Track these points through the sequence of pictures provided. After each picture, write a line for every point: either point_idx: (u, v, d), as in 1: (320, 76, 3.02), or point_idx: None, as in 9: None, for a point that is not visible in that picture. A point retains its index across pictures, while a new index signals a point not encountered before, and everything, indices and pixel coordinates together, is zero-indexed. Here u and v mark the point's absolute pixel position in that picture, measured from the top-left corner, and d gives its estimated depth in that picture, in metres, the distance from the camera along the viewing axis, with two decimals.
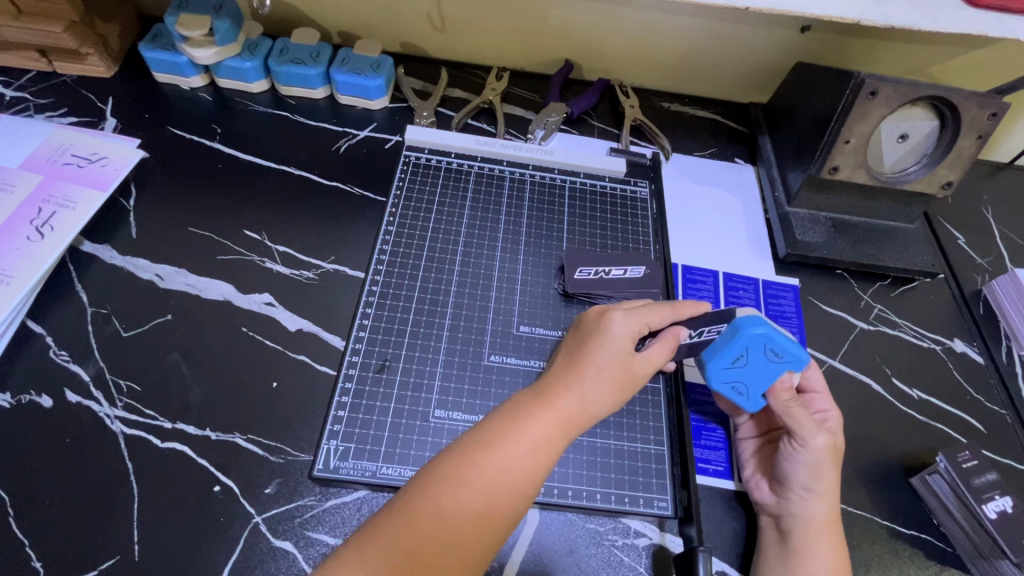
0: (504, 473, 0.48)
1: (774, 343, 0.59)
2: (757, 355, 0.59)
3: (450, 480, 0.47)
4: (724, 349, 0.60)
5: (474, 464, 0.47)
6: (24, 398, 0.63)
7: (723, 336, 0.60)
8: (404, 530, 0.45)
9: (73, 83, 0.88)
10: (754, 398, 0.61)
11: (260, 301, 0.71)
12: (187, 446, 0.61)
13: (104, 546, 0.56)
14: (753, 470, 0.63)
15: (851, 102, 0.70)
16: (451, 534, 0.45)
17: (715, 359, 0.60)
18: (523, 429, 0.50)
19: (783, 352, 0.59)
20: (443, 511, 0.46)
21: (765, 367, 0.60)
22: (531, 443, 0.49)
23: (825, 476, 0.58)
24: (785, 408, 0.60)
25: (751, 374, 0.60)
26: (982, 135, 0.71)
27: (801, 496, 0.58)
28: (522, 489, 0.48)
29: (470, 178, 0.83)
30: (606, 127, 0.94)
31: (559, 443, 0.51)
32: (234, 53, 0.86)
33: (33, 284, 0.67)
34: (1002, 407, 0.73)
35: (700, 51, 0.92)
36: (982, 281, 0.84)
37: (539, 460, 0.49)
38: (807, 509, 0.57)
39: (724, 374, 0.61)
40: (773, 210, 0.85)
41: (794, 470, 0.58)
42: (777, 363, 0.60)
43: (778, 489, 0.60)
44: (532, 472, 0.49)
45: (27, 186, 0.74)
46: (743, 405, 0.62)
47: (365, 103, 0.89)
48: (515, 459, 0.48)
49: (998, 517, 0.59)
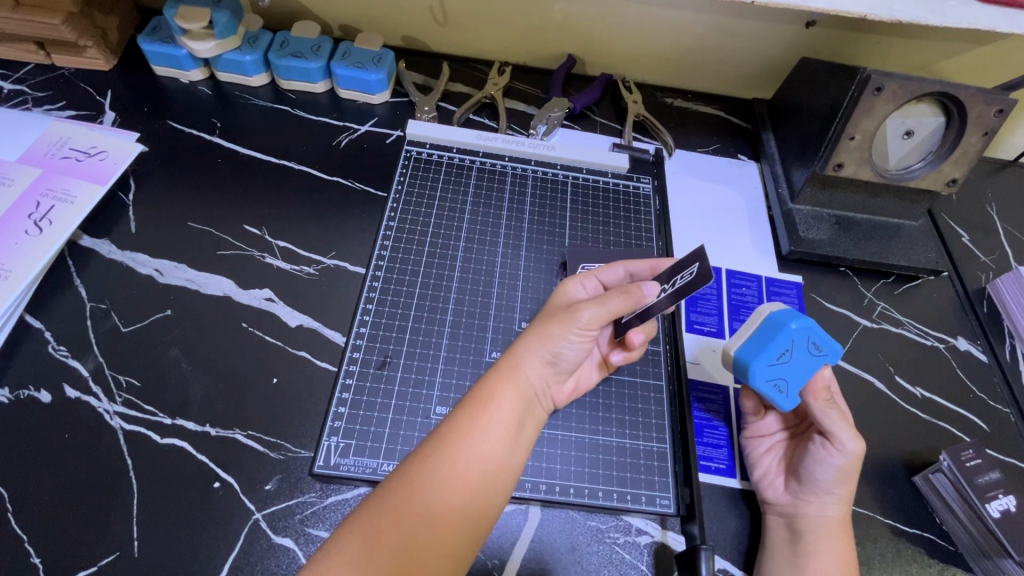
0: (472, 455, 0.48)
1: (817, 336, 0.59)
2: (799, 349, 0.59)
3: (419, 470, 0.47)
4: (769, 344, 0.59)
5: (442, 451, 0.47)
6: (22, 394, 0.62)
7: (766, 332, 0.60)
8: (386, 527, 0.44)
9: (72, 76, 0.87)
10: (792, 397, 0.60)
11: (260, 297, 0.71)
12: (186, 443, 0.61)
13: (103, 542, 0.55)
14: (767, 470, 0.62)
15: (857, 98, 0.69)
16: (431, 522, 0.45)
17: (760, 356, 0.60)
18: (485, 408, 0.50)
19: (824, 344, 0.59)
20: (419, 500, 0.45)
21: (807, 363, 0.59)
22: (494, 422, 0.50)
23: (850, 481, 0.59)
24: (825, 411, 0.59)
25: (793, 371, 0.60)
26: (988, 131, 0.70)
27: (822, 499, 0.59)
28: (492, 468, 0.48)
29: (471, 173, 0.83)
30: (608, 123, 0.93)
31: (520, 415, 0.52)
32: (234, 46, 0.85)
33: (32, 278, 0.67)
34: (1005, 406, 0.72)
35: (703, 46, 0.91)
36: (985, 279, 0.83)
37: (504, 437, 0.50)
38: (825, 512, 0.58)
39: (766, 372, 0.60)
40: (776, 206, 0.84)
41: (822, 474, 0.59)
42: (817, 358, 0.59)
43: (796, 491, 0.59)
44: (500, 447, 0.49)
45: (25, 180, 0.73)
46: (780, 404, 0.60)
47: (365, 97, 0.89)
48: (481, 440, 0.49)
49: (1001, 517, 0.58)
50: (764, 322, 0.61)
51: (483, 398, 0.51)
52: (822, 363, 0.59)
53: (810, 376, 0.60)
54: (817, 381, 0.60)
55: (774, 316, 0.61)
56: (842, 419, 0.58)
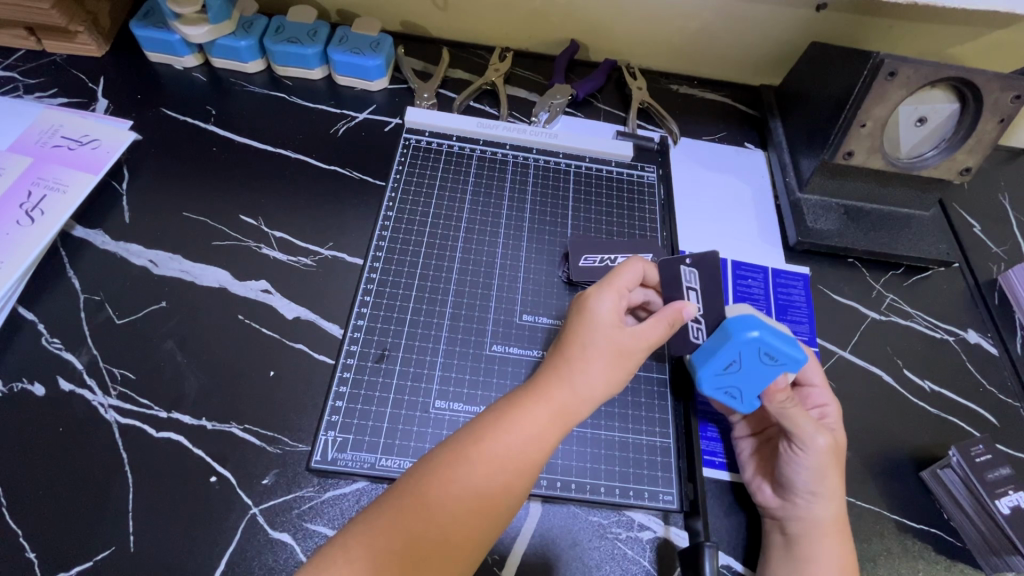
0: (500, 465, 0.47)
1: (769, 348, 0.55)
2: (751, 360, 0.56)
3: (440, 474, 0.46)
4: (717, 354, 0.57)
5: (465, 460, 0.47)
6: (15, 386, 0.61)
7: (716, 341, 0.58)
8: (400, 523, 0.44)
9: (63, 63, 0.86)
10: (749, 402, 0.58)
11: (256, 288, 0.69)
12: (181, 436, 0.60)
13: (99, 537, 0.55)
14: (754, 472, 0.61)
15: (869, 82, 0.67)
16: (446, 528, 0.45)
17: (706, 366, 0.58)
18: (515, 417, 0.49)
19: (779, 356, 0.55)
20: (436, 504, 0.45)
21: (760, 372, 0.57)
22: (524, 438, 0.48)
23: (829, 476, 0.56)
24: (785, 414, 0.56)
25: (745, 379, 0.57)
26: (1005, 118, 0.68)
27: (805, 499, 0.56)
28: (516, 484, 0.48)
29: (470, 161, 0.81)
30: (612, 109, 0.91)
31: (557, 435, 0.50)
32: (228, 31, 0.83)
33: (24, 270, 0.66)
34: (1015, 399, 0.71)
35: (709, 31, 0.89)
36: (997, 270, 0.81)
37: (536, 454, 0.48)
38: (811, 512, 0.56)
39: (716, 381, 0.58)
40: (784, 196, 0.83)
41: (797, 474, 0.56)
42: (772, 367, 0.56)
43: (780, 491, 0.58)
44: (529, 462, 0.48)
45: (17, 169, 0.72)
46: (738, 409, 0.59)
47: (363, 84, 0.87)
48: (510, 451, 0.48)
49: (1012, 513, 0.57)
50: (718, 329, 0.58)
51: (513, 408, 0.50)
52: (780, 372, 0.56)
53: (765, 385, 0.57)
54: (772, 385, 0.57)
55: (726, 325, 0.58)
56: (800, 414, 0.56)
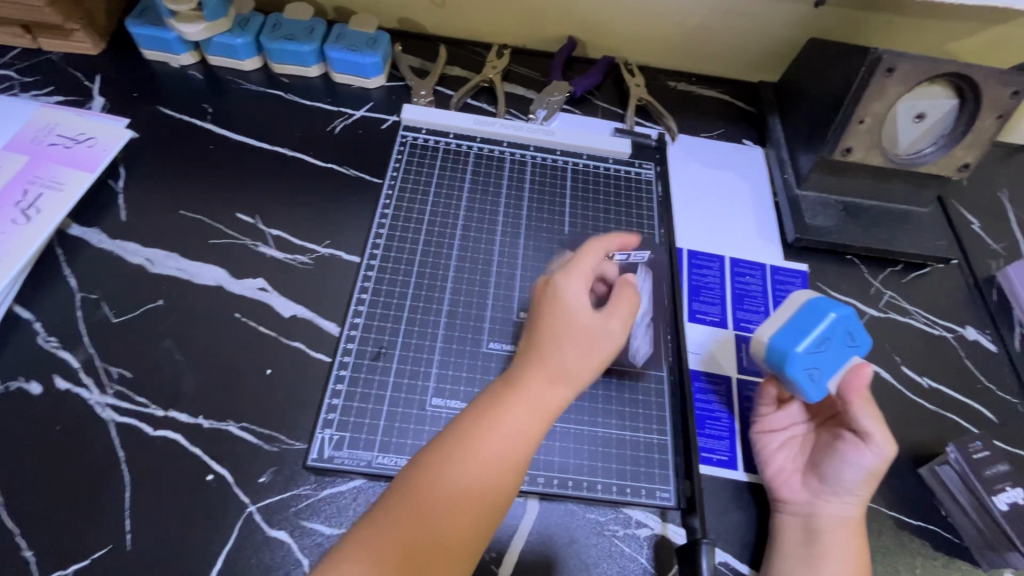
0: (486, 465, 0.47)
1: (854, 328, 0.60)
2: (838, 340, 0.59)
3: (427, 484, 0.46)
4: (812, 329, 0.58)
5: (450, 466, 0.46)
6: (12, 385, 0.61)
7: (808, 318, 0.59)
8: (394, 537, 0.44)
9: (59, 61, 0.85)
10: (820, 387, 0.59)
11: (253, 287, 0.69)
12: (177, 434, 0.60)
13: (95, 536, 0.55)
14: (784, 468, 0.60)
15: (867, 79, 0.67)
16: (441, 538, 0.44)
17: (802, 341, 0.58)
18: (494, 416, 0.49)
19: (857, 337, 0.60)
20: (425, 513, 0.45)
21: (839, 352, 0.60)
22: (505, 435, 0.48)
23: (875, 482, 0.57)
24: (864, 409, 0.57)
25: (827, 359, 0.59)
26: (1003, 114, 0.68)
27: (841, 499, 0.57)
28: (505, 482, 0.47)
29: (468, 159, 0.81)
30: (610, 106, 0.91)
31: (538, 425, 0.50)
32: (224, 28, 0.83)
33: (20, 268, 0.65)
34: (1013, 396, 0.71)
35: (707, 27, 0.89)
36: (996, 267, 0.81)
37: (521, 449, 0.48)
38: (842, 512, 0.57)
39: (807, 358, 0.58)
40: (782, 192, 0.82)
41: (849, 476, 0.57)
42: (850, 349, 0.60)
43: (817, 489, 0.58)
44: (516, 457, 0.48)
45: (12, 167, 0.72)
46: (808, 393, 0.59)
47: (360, 82, 0.87)
48: (494, 444, 0.48)
49: (1009, 510, 0.57)
50: (803, 307, 0.60)
51: (493, 402, 0.50)
52: (851, 354, 0.60)
53: (839, 366, 0.60)
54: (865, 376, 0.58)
55: (811, 306, 0.60)
56: (878, 416, 0.57)
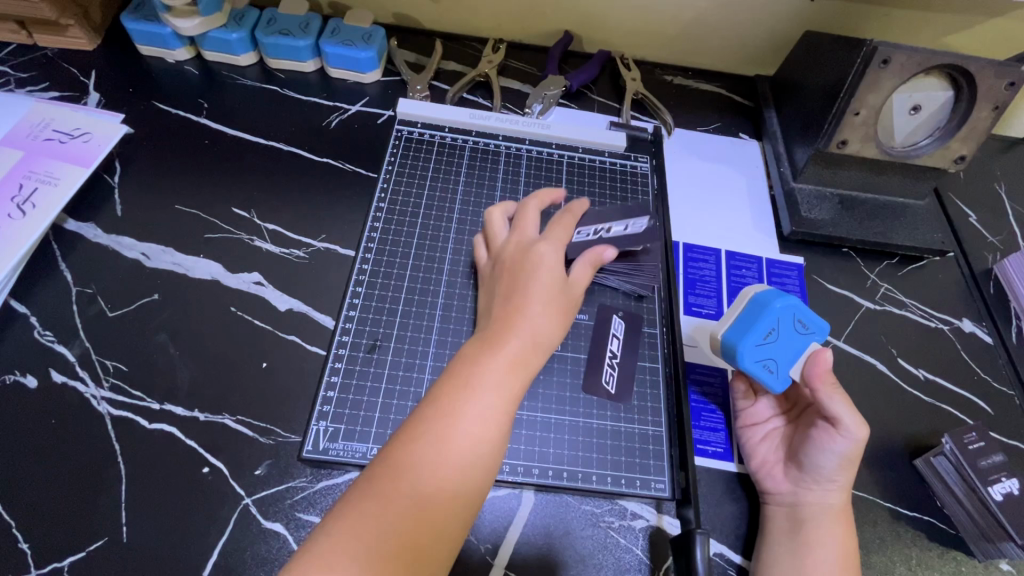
0: (475, 423, 0.47)
1: (803, 314, 0.60)
2: (787, 329, 0.60)
3: (419, 446, 0.46)
4: (756, 324, 0.60)
5: (440, 426, 0.47)
6: (8, 378, 0.62)
7: (752, 314, 0.61)
8: (389, 498, 0.44)
9: (54, 57, 0.86)
10: (782, 377, 0.60)
11: (249, 281, 0.69)
12: (173, 427, 0.60)
13: (91, 528, 0.55)
14: (766, 459, 0.61)
15: (862, 70, 0.67)
16: (435, 495, 0.45)
17: (748, 337, 0.60)
18: (478, 373, 0.49)
19: (810, 322, 0.60)
20: (419, 473, 0.45)
21: (793, 340, 0.60)
22: (488, 393, 0.49)
23: (853, 467, 0.57)
24: (830, 395, 0.57)
25: (782, 348, 0.60)
26: (999, 106, 0.68)
27: (822, 486, 0.57)
28: (494, 436, 0.48)
29: (463, 153, 0.81)
30: (606, 101, 0.91)
31: (517, 382, 0.51)
32: (219, 24, 0.83)
33: (15, 263, 0.66)
34: (1009, 387, 0.71)
35: (703, 21, 0.89)
36: (992, 260, 0.81)
37: (505, 404, 0.49)
38: (826, 500, 0.57)
39: (757, 352, 0.59)
40: (778, 185, 0.82)
41: (826, 462, 0.57)
42: (804, 335, 0.60)
43: (798, 478, 0.58)
44: (501, 412, 0.49)
45: (8, 162, 0.72)
46: (771, 385, 0.60)
47: (355, 76, 0.87)
48: (477, 417, 0.48)
49: (1005, 500, 0.57)
50: (749, 303, 0.62)
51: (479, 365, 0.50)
52: (810, 341, 0.60)
53: (797, 354, 0.60)
54: (823, 363, 0.58)
55: (756, 302, 0.61)
56: (847, 400, 0.57)
